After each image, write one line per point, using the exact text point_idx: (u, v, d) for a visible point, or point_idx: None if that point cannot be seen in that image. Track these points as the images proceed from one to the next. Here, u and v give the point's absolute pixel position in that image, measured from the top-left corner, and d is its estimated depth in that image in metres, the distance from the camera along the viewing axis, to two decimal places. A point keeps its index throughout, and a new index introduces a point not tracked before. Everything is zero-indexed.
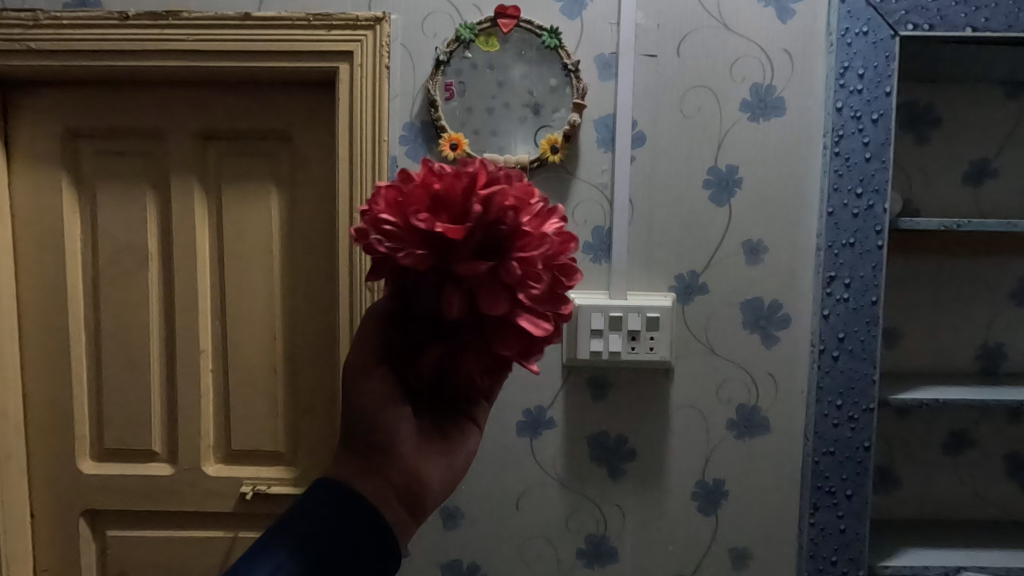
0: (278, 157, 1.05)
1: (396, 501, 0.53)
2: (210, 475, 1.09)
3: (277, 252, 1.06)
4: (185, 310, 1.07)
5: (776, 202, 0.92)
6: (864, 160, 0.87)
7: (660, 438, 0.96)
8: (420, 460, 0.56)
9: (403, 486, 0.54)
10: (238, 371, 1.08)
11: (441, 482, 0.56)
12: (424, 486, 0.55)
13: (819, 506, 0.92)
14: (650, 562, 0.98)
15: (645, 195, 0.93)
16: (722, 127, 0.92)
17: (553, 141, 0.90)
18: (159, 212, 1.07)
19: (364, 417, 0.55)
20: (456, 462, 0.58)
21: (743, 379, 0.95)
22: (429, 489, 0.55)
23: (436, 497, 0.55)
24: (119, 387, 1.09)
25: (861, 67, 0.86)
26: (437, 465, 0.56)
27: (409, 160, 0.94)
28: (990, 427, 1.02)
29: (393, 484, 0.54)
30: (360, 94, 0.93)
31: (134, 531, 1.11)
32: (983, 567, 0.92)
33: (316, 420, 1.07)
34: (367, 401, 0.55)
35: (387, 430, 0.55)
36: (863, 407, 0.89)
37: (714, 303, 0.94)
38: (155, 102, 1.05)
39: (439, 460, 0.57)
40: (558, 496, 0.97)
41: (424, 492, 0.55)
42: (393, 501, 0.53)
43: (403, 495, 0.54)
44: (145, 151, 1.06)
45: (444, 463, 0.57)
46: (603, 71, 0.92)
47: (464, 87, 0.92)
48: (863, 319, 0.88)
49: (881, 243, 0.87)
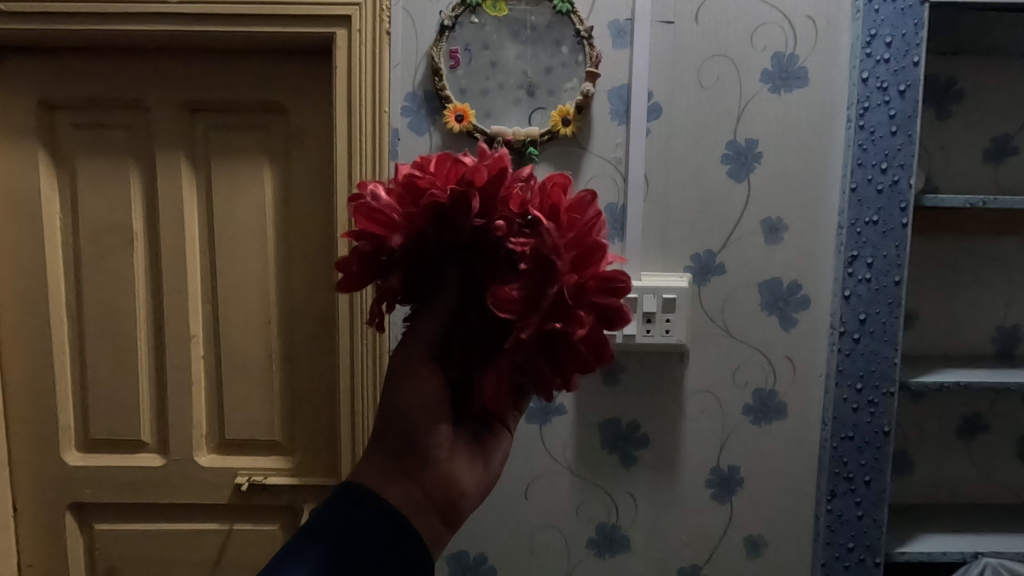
0: (271, 132, 0.99)
1: (429, 508, 0.50)
2: (204, 466, 1.04)
3: (271, 232, 1.00)
4: (174, 293, 1.01)
5: (796, 177, 0.88)
6: (890, 134, 0.82)
7: (674, 424, 0.93)
8: (456, 465, 0.52)
9: (438, 492, 0.51)
10: (231, 357, 1.02)
11: (474, 487, 0.54)
12: (458, 491, 0.52)
13: (837, 492, 0.89)
14: (662, 551, 0.95)
15: (660, 170, 0.89)
16: (742, 99, 0.88)
17: (565, 112, 0.86)
18: (143, 189, 1.01)
19: (404, 417, 0.51)
20: (491, 466, 0.55)
21: (760, 363, 0.91)
22: (464, 495, 0.52)
23: (469, 503, 0.53)
24: (104, 375, 1.03)
25: (889, 35, 0.82)
26: (472, 469, 0.53)
27: (412, 132, 0.88)
28: (1005, 410, 0.99)
29: (428, 490, 0.50)
30: (359, 62, 0.87)
31: (123, 525, 1.07)
32: (1001, 553, 0.88)
33: (314, 408, 1.03)
34: (414, 399, 0.50)
35: (426, 430, 0.51)
36: (884, 391, 0.86)
37: (731, 284, 0.90)
38: (138, 71, 0.98)
39: (473, 464, 0.54)
40: (568, 484, 0.93)
41: (459, 497, 0.52)
42: (427, 509, 0.50)
43: (437, 501, 0.51)
44: (127, 123, 1.00)
45: (479, 468, 0.54)
46: (617, 39, 0.87)
47: (470, 55, 0.87)
48: (886, 300, 0.84)
49: (905, 221, 0.82)
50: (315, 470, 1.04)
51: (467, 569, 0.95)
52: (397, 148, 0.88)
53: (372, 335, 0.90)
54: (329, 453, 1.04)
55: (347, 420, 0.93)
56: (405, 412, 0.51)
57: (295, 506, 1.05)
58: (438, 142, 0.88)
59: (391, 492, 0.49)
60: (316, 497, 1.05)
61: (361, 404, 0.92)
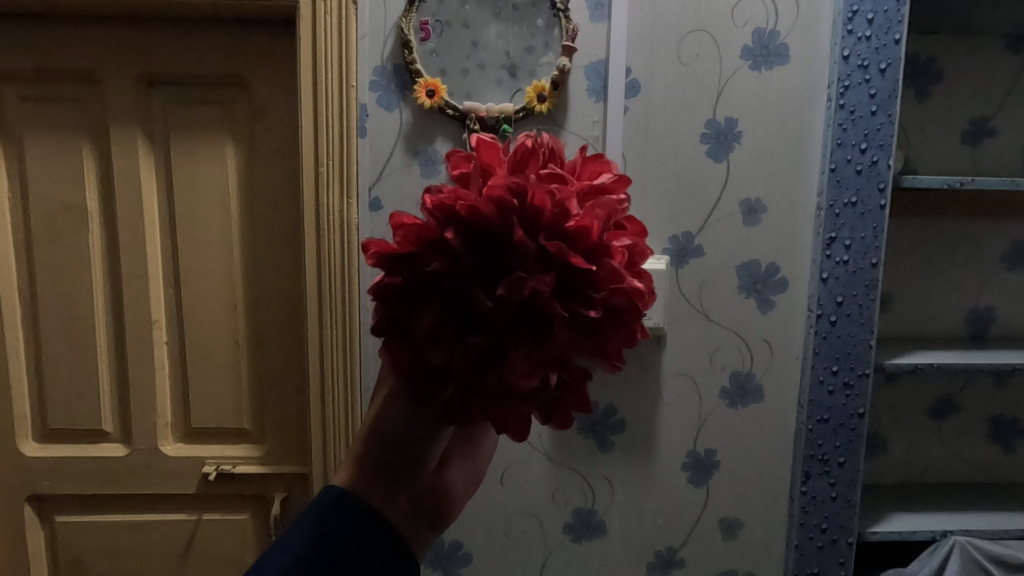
0: (233, 107, 0.94)
1: (415, 518, 0.40)
2: (170, 455, 1.01)
3: (235, 213, 0.96)
4: (134, 277, 0.97)
5: (776, 157, 0.87)
6: (870, 114, 0.81)
7: (650, 408, 0.92)
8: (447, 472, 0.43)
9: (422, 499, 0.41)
10: (195, 343, 0.99)
11: (464, 486, 0.45)
12: (449, 497, 0.43)
13: (811, 473, 0.89)
14: (639, 534, 0.95)
15: (638, 148, 0.86)
16: (722, 76, 0.85)
17: (540, 88, 0.83)
18: (98, 166, 0.96)
19: (394, 419, 0.40)
20: (482, 462, 0.47)
21: (736, 346, 0.91)
22: (453, 498, 0.43)
23: (459, 507, 0.44)
24: (61, 363, 0.99)
25: (871, 11, 0.79)
26: (462, 471, 0.45)
27: (381, 108, 0.84)
28: (975, 391, 1.00)
29: (413, 499, 0.41)
30: (325, 33, 0.83)
31: (86, 517, 1.03)
32: (969, 531, 0.89)
33: (284, 394, 1.00)
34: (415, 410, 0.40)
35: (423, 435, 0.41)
36: (859, 372, 0.85)
37: (710, 267, 0.89)
38: (89, 42, 0.92)
39: (465, 464, 0.45)
40: (544, 469, 0.92)
41: (451, 505, 0.43)
42: (417, 521, 0.40)
43: (427, 510, 0.41)
44: (78, 96, 0.94)
45: (469, 467, 0.46)
46: (595, 12, 0.84)
47: (442, 28, 0.83)
48: (862, 282, 0.83)
49: (884, 202, 0.81)
50: (287, 458, 1.01)
51: (442, 556, 0.94)
52: (365, 126, 0.84)
53: (343, 320, 0.88)
54: (300, 440, 1.01)
55: (317, 407, 0.90)
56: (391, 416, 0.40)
57: (266, 494, 1.03)
58: (408, 119, 0.84)
59: (374, 502, 0.39)
60: (287, 485, 1.02)
61: (332, 390, 0.89)
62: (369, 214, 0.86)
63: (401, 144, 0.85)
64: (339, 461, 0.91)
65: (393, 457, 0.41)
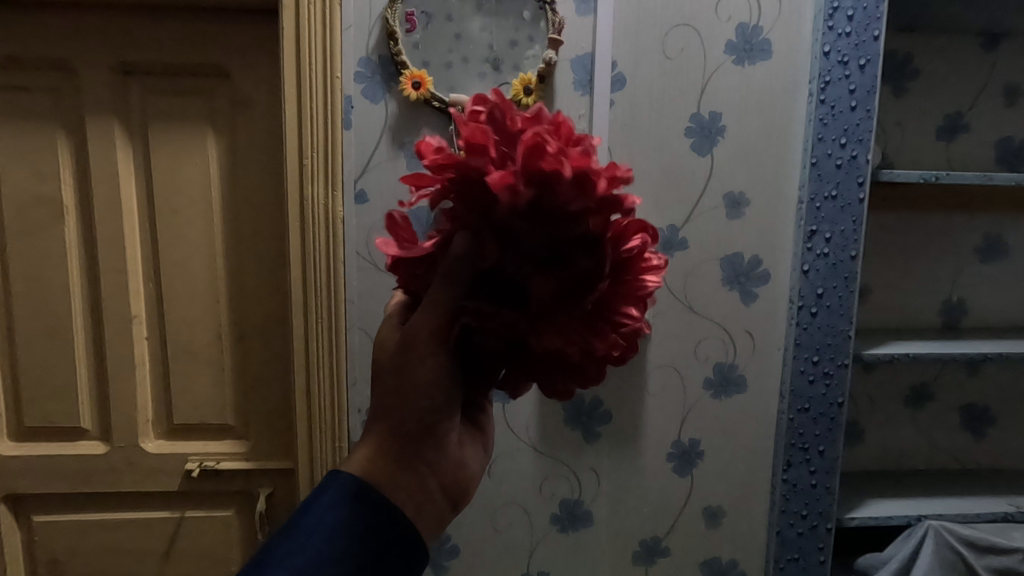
0: (213, 97, 0.92)
1: (439, 499, 0.41)
2: (151, 452, 0.99)
3: (217, 206, 0.94)
4: (113, 271, 0.95)
5: (758, 152, 0.88)
6: (850, 109, 0.82)
7: (636, 400, 0.93)
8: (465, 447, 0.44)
9: (448, 480, 0.42)
10: (177, 337, 0.97)
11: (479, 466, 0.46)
12: (466, 475, 0.44)
13: (793, 462, 0.91)
14: (625, 524, 0.96)
15: (624, 142, 0.87)
16: (707, 71, 0.86)
17: (526, 81, 0.83)
18: (74, 157, 0.93)
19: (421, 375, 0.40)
20: (489, 440, 0.48)
21: (720, 337, 0.92)
22: (471, 480, 0.44)
23: (475, 481, 0.44)
24: (36, 359, 0.97)
25: (852, 8, 0.80)
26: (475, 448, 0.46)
27: (366, 100, 0.83)
28: (948, 380, 1.03)
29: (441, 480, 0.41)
30: (308, 22, 0.81)
31: (65, 517, 1.01)
32: (941, 515, 0.92)
33: (269, 388, 0.99)
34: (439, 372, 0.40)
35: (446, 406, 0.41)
36: (839, 363, 0.86)
37: (693, 259, 0.90)
38: (64, 30, 0.90)
39: (475, 443, 0.46)
40: (531, 461, 0.93)
41: (468, 479, 0.44)
42: (440, 498, 0.41)
43: (448, 486, 0.42)
44: (52, 86, 0.91)
45: (481, 449, 0.47)
46: (581, 4, 0.84)
47: (428, 20, 0.83)
48: (842, 274, 0.85)
49: (862, 197, 0.82)
50: (271, 454, 1.00)
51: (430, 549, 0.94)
52: (350, 117, 0.84)
53: (328, 315, 0.87)
54: (286, 435, 1.00)
55: (302, 403, 0.89)
56: (417, 381, 0.40)
57: (250, 491, 1.02)
58: (394, 111, 0.84)
59: (397, 481, 0.39)
60: (272, 481, 1.01)
61: (317, 385, 0.88)
62: (355, 207, 0.86)
63: (386, 136, 0.84)
64: (325, 458, 0.90)
65: (418, 430, 0.40)
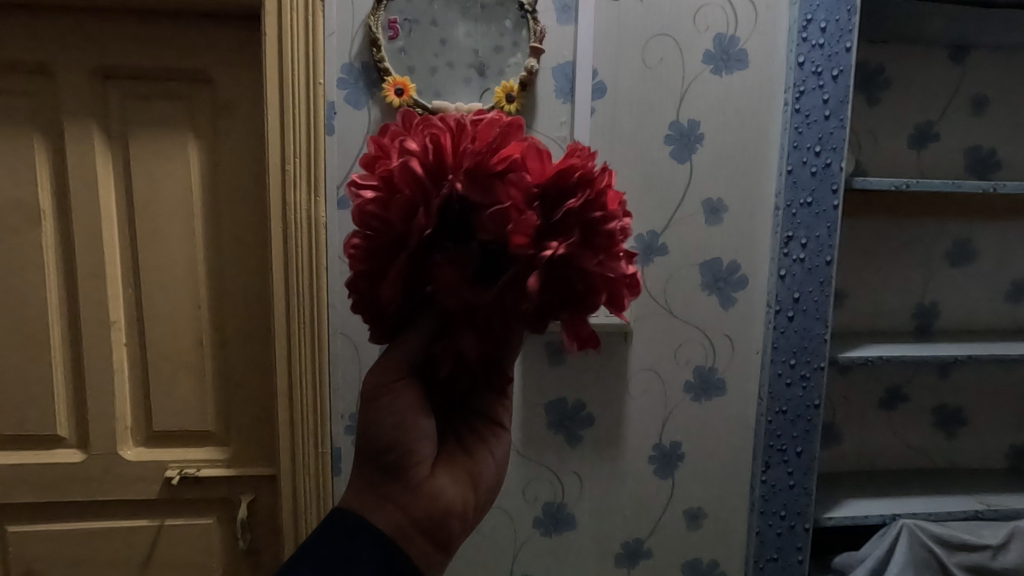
0: (195, 103, 0.92)
1: (414, 532, 0.44)
2: (130, 460, 0.98)
3: (198, 210, 0.94)
4: (91, 277, 0.94)
5: (736, 159, 0.90)
6: (824, 118, 0.84)
7: (618, 403, 0.94)
8: (439, 480, 0.47)
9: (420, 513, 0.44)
10: (157, 343, 0.96)
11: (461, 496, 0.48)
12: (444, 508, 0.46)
13: (771, 463, 0.93)
14: (608, 527, 0.97)
15: (605, 149, 0.88)
16: (686, 80, 0.88)
17: (508, 88, 0.84)
18: (52, 163, 0.92)
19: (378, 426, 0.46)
20: (480, 477, 0.50)
21: (700, 341, 0.94)
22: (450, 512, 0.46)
23: (456, 509, 0.46)
24: (12, 367, 0.95)
25: (824, 20, 0.83)
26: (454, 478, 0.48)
27: (349, 106, 0.84)
28: (921, 382, 1.06)
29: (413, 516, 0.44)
30: (290, 28, 0.82)
31: (39, 527, 0.99)
32: (914, 514, 0.94)
33: (251, 394, 0.98)
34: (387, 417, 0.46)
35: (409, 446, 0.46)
36: (815, 365, 0.88)
37: (674, 265, 0.91)
38: (43, 33, 0.89)
39: (456, 475, 0.49)
40: (515, 465, 0.93)
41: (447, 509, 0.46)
42: (413, 533, 0.44)
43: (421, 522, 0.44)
44: (30, 90, 0.90)
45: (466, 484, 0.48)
46: (562, 14, 0.85)
47: (410, 27, 0.83)
48: (817, 279, 0.87)
49: (837, 203, 0.85)
50: (253, 460, 1.00)
51: None
52: (333, 123, 0.84)
53: (310, 319, 0.87)
54: (268, 441, 1.00)
55: (284, 409, 0.89)
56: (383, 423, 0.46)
57: (231, 498, 1.01)
58: (377, 117, 0.84)
59: (370, 512, 0.44)
60: (254, 487, 1.00)
61: (299, 389, 0.88)
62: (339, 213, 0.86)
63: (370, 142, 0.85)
64: (307, 464, 0.90)
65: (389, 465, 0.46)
